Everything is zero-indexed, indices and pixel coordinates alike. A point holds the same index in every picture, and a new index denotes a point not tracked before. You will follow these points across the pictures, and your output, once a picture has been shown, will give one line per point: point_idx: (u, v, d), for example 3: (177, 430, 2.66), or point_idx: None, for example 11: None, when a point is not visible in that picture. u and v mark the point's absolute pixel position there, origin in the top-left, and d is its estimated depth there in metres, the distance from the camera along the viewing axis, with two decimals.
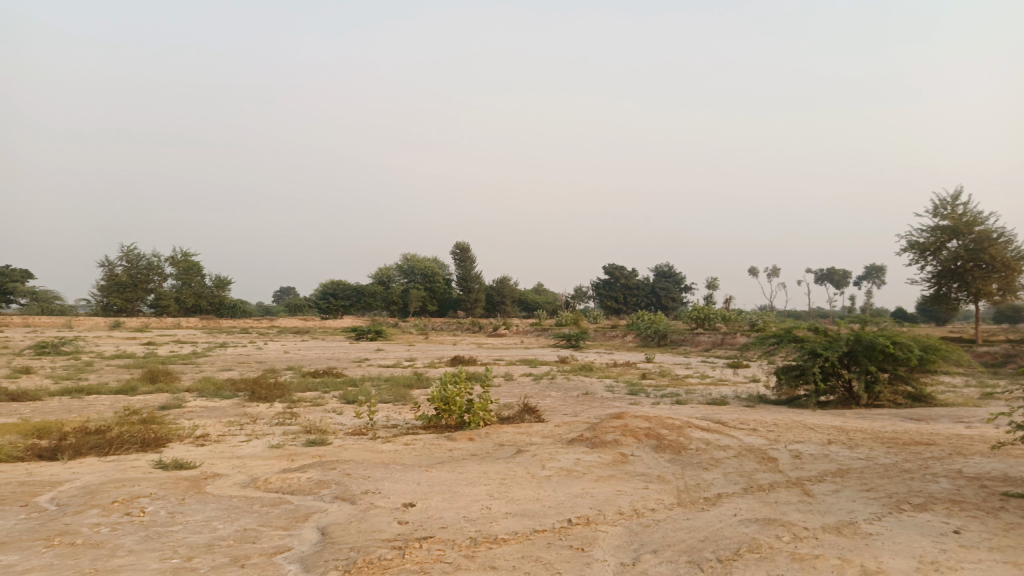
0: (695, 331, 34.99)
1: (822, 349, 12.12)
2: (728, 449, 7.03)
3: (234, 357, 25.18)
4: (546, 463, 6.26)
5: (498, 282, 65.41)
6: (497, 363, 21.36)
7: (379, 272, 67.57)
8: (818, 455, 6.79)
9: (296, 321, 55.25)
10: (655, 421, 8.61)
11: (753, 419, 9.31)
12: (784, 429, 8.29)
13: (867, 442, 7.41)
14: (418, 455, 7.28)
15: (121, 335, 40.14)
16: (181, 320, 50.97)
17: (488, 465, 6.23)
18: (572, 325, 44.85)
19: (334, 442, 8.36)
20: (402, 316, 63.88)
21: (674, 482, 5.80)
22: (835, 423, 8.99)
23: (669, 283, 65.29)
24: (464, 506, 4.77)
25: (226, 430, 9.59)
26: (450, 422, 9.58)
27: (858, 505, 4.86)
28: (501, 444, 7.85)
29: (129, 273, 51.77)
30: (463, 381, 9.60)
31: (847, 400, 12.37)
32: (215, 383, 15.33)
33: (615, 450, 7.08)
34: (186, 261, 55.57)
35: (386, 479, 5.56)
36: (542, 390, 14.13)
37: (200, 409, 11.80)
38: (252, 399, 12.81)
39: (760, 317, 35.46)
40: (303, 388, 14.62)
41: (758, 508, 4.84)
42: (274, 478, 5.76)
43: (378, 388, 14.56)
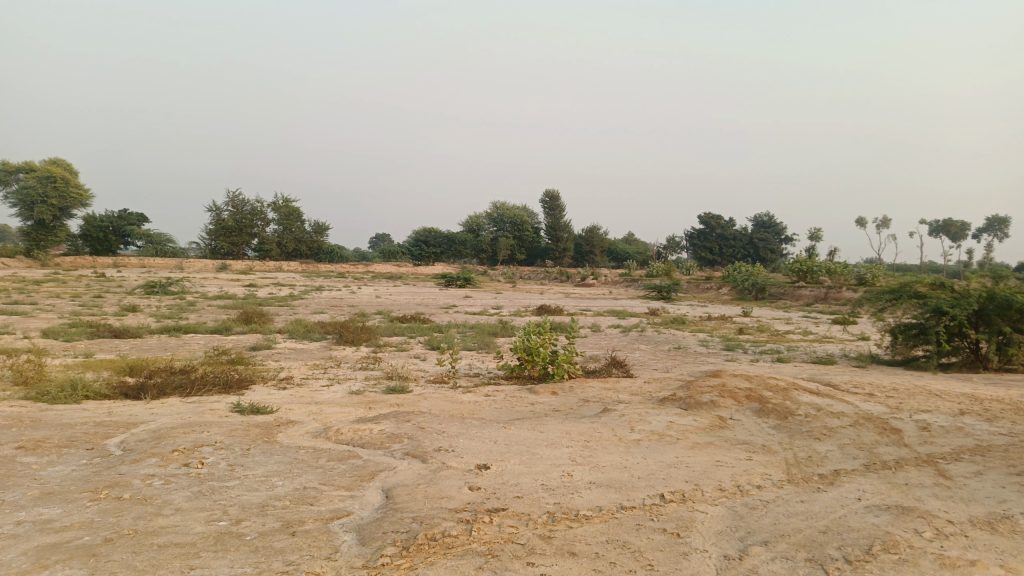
0: (795, 285, 33.15)
1: (948, 306, 10.91)
2: (843, 417, 6.26)
3: (328, 300, 25.69)
4: (635, 425, 5.70)
5: (589, 231, 64.35)
6: (585, 313, 20.77)
7: (471, 221, 67.93)
8: (950, 428, 5.93)
9: (389, 267, 56.23)
10: (756, 381, 7.87)
11: (868, 382, 8.41)
12: (905, 395, 7.40)
13: (1009, 414, 6.45)
14: (498, 409, 6.90)
15: (227, 277, 41.92)
16: (282, 264, 52.84)
17: (571, 424, 5.74)
18: (663, 276, 43.52)
19: (414, 391, 8.11)
20: (492, 264, 64.07)
21: (781, 453, 5.14)
22: (966, 390, 7.97)
23: (769, 235, 62.42)
24: (543, 472, 4.30)
25: (308, 374, 9.53)
26: (534, 374, 9.16)
27: (1012, 494, 4.07)
28: (587, 400, 7.35)
29: (234, 217, 53.89)
30: (547, 331, 9.11)
31: (974, 364, 11.15)
32: (306, 325, 15.51)
33: (712, 413, 6.44)
34: (287, 206, 57.23)
35: (461, 435, 5.17)
36: (632, 343, 13.50)
37: (288, 351, 11.90)
38: (338, 343, 12.83)
39: (869, 270, 33.20)
40: (390, 333, 14.56)
41: (886, 492, 4.14)
42: (346, 429, 5.48)
43: (462, 335, 14.32)
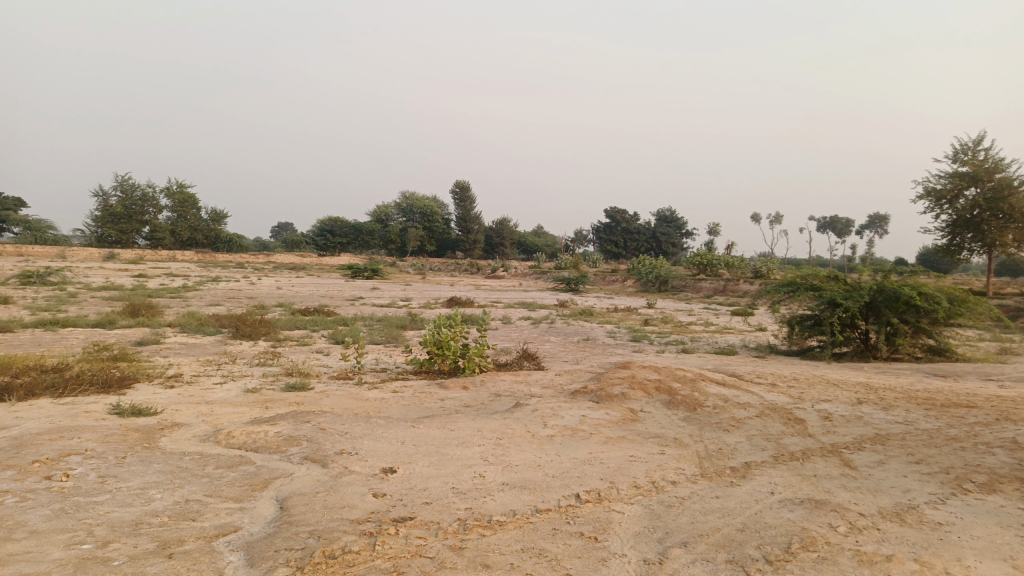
0: (696, 277, 34.23)
1: (842, 298, 11.39)
2: (749, 408, 6.33)
3: (225, 292, 24.46)
4: (548, 420, 5.53)
5: (499, 223, 64.44)
6: (494, 305, 20.64)
7: (378, 211, 66.72)
8: (850, 417, 6.08)
9: (292, 257, 54.41)
10: (664, 372, 7.91)
11: (770, 372, 8.63)
12: (806, 385, 7.60)
13: (902, 402, 6.71)
14: (405, 407, 6.61)
15: (114, 267, 39.33)
16: (177, 253, 50.15)
17: (482, 420, 5.52)
18: (571, 269, 44.06)
19: (316, 388, 7.69)
20: (400, 255, 63.12)
21: (693, 446, 5.10)
22: (860, 379, 8.29)
23: (671, 229, 64.39)
24: (453, 474, 4.06)
25: (200, 371, 8.90)
26: (444, 368, 8.89)
27: (914, 483, 4.15)
28: (498, 395, 7.16)
29: (123, 203, 50.70)
30: (458, 324, 8.87)
31: (864, 353, 11.71)
32: (200, 318, 14.62)
33: (623, 406, 6.38)
34: (182, 193, 54.35)
35: (365, 435, 4.86)
36: (541, 335, 13.43)
37: (178, 347, 11.13)
38: (235, 337, 12.13)
39: (764, 263, 34.68)
40: (291, 326, 13.93)
41: (797, 484, 4.14)
42: (238, 432, 5.05)
43: (369, 328, 13.86)
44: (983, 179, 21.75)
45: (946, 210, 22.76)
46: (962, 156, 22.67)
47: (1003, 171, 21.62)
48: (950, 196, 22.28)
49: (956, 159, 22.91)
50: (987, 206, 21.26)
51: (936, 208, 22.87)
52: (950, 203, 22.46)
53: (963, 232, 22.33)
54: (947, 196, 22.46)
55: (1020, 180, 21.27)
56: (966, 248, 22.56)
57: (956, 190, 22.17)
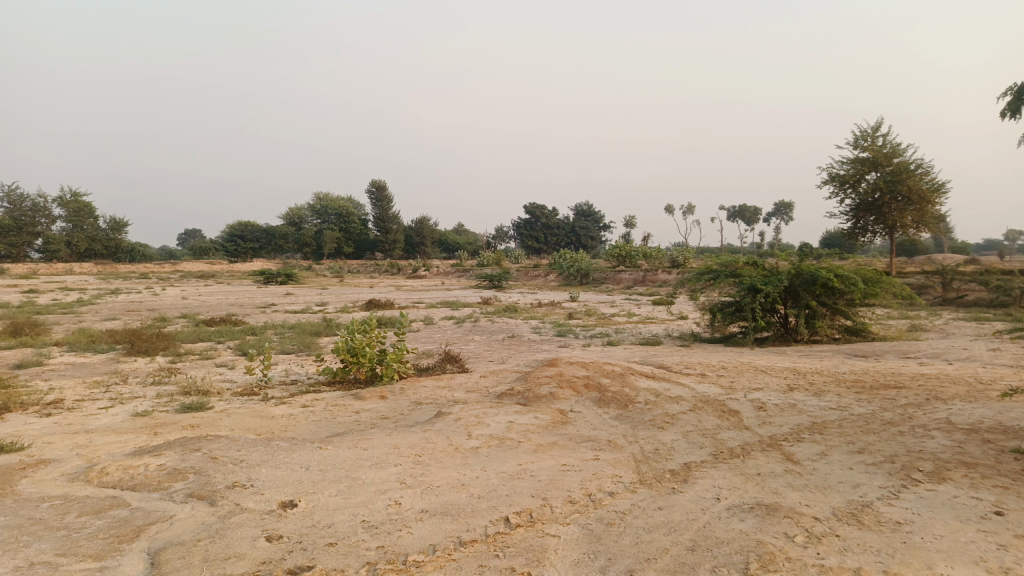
0: (616, 269, 34.51)
1: (763, 283, 11.39)
2: (681, 402, 6.04)
3: (125, 305, 22.86)
4: (472, 429, 5.06)
5: (417, 221, 63.51)
6: (415, 306, 20.02)
7: (291, 213, 64.64)
8: (784, 406, 5.87)
9: (200, 265, 51.96)
10: (592, 368, 7.57)
11: (699, 361, 8.44)
12: (735, 373, 7.41)
13: (832, 387, 6.57)
14: (316, 424, 6.03)
15: (2, 283, 36.40)
16: (74, 266, 47.03)
17: (400, 435, 5.01)
18: (493, 265, 43.74)
19: (216, 407, 6.98)
20: (317, 258, 61.32)
21: (628, 449, 4.73)
22: (786, 365, 8.19)
23: (589, 222, 65.07)
24: (364, 503, 3.55)
25: (85, 394, 8.00)
26: (359, 377, 8.31)
27: (862, 475, 3.91)
28: (418, 403, 6.66)
29: (11, 215, 47.20)
30: (372, 329, 8.29)
31: (785, 337, 11.78)
32: (91, 335, 13.44)
33: (552, 407, 5.98)
34: (77, 201, 51.04)
35: (265, 463, 4.27)
36: (464, 335, 12.97)
37: (64, 368, 10.08)
38: (130, 353, 11.14)
39: (681, 252, 35.26)
40: (194, 339, 12.96)
41: (742, 486, 3.82)
42: (113, 467, 4.36)
43: (280, 337, 13.05)
44: (883, 164, 22.58)
45: (850, 194, 23.54)
46: (863, 142, 23.49)
47: (900, 155, 22.49)
48: (853, 181, 23.04)
49: (858, 145, 23.71)
50: (888, 189, 22.09)
51: (840, 193, 23.63)
52: (853, 187, 23.22)
53: (866, 215, 23.14)
54: (850, 181, 23.20)
55: (916, 163, 22.19)
56: (869, 230, 23.39)
57: (858, 175, 22.93)
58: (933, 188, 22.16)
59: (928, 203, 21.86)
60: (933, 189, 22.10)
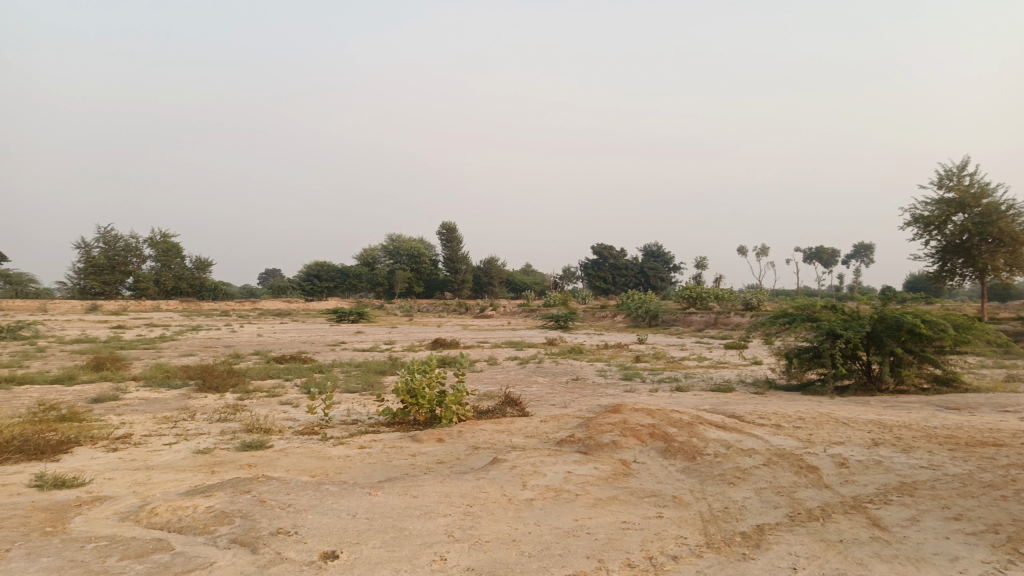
0: (686, 312, 33.72)
1: (842, 328, 10.78)
2: (754, 455, 5.65)
3: (202, 341, 23.62)
4: (527, 479, 4.83)
5: (486, 262, 64.02)
6: (481, 346, 19.95)
7: (364, 254, 66.20)
8: (869, 463, 5.41)
9: (277, 303, 53.59)
10: (658, 415, 7.22)
11: (773, 410, 7.97)
12: (813, 425, 6.93)
13: (922, 442, 6.04)
14: (371, 467, 5.90)
15: (94, 319, 38.36)
16: (160, 303, 49.22)
17: (453, 482, 4.82)
18: (561, 306, 43.50)
19: (275, 447, 6.97)
20: (388, 298, 62.43)
21: (695, 506, 4.40)
22: (869, 417, 7.62)
23: (658, 264, 64.19)
24: (408, 558, 3.36)
25: (153, 430, 8.14)
26: (419, 418, 8.19)
27: (961, 547, 3.48)
28: (476, 448, 6.47)
29: (106, 254, 49.95)
30: (433, 369, 8.18)
31: (868, 386, 11.09)
32: (167, 371, 13.85)
33: (614, 457, 5.69)
34: (165, 242, 53.65)
35: (312, 509, 4.14)
36: (527, 376, 12.75)
37: (137, 402, 10.35)
38: (200, 389, 11.37)
39: (754, 294, 34.23)
40: (263, 376, 13.18)
41: (821, 555, 3.45)
42: (163, 508, 4.32)
43: (345, 376, 13.12)
44: (971, 205, 21.42)
45: (935, 236, 22.38)
46: (948, 181, 22.40)
47: (989, 195, 21.31)
48: (939, 222, 21.92)
49: (943, 185, 22.63)
50: (978, 230, 20.90)
51: (925, 235, 22.50)
52: (938, 228, 22.09)
53: (954, 257, 21.93)
54: (935, 222, 22.09)
55: (1008, 203, 20.96)
56: (958, 273, 22.12)
57: (944, 216, 21.81)
58: None
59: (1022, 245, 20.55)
60: None
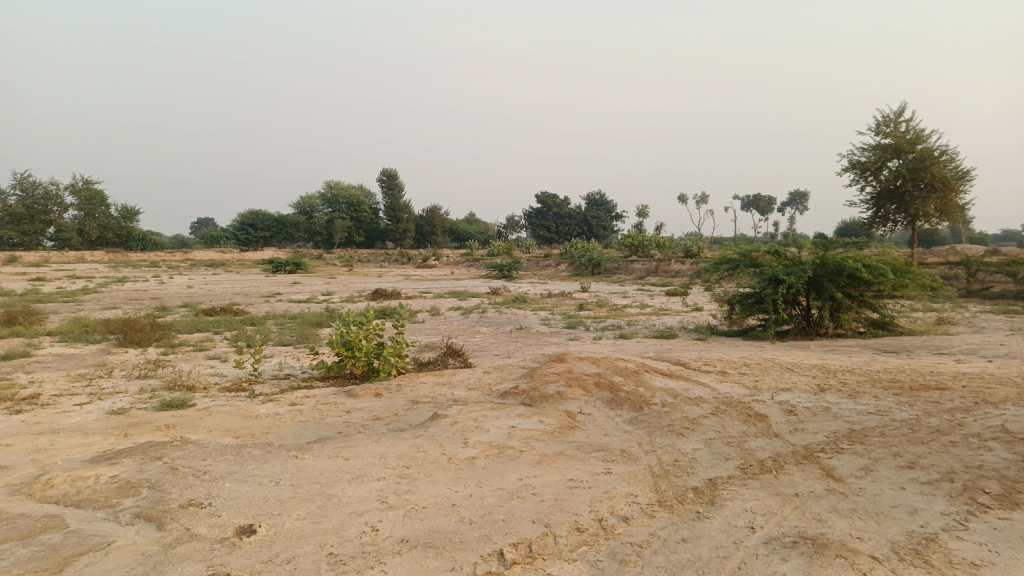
0: (629, 259, 33.88)
1: (785, 274, 10.76)
2: (702, 403, 5.48)
3: (129, 293, 22.48)
4: (468, 436, 4.53)
5: (428, 211, 63.00)
6: (423, 296, 19.49)
7: (302, 202, 64.25)
8: (817, 410, 5.30)
9: (211, 253, 51.68)
10: (603, 364, 7.00)
11: (718, 357, 7.87)
12: (759, 371, 6.83)
13: (867, 388, 5.99)
14: (301, 426, 5.51)
15: (11, 271, 36.22)
16: (85, 254, 46.82)
17: (389, 441, 4.49)
18: (504, 255, 43.22)
19: (199, 405, 6.50)
20: (327, 248, 61.00)
21: (644, 460, 4.18)
22: (813, 362, 7.59)
23: (601, 212, 64.32)
24: (334, 530, 3.03)
25: (64, 388, 7.55)
26: (355, 372, 7.81)
27: (919, 499, 3.35)
28: (415, 402, 6.15)
29: (23, 203, 47.03)
30: (369, 321, 7.76)
31: (807, 330, 11.19)
32: (86, 325, 13.02)
33: (559, 409, 5.44)
34: (88, 189, 50.82)
35: (230, 477, 3.75)
36: (470, 326, 12.45)
37: (50, 359, 9.63)
38: (121, 344, 10.70)
39: (695, 241, 34.56)
40: (191, 329, 12.50)
41: (779, 510, 3.27)
42: (59, 478, 3.84)
43: (280, 328, 12.57)
44: (906, 151, 21.78)
45: (870, 182, 22.76)
46: (885, 128, 22.69)
47: (923, 142, 21.67)
48: (874, 168, 22.25)
49: (879, 131, 22.93)
50: (911, 177, 21.30)
51: (861, 181, 22.86)
52: (874, 175, 22.44)
53: (887, 204, 22.37)
54: (870, 168, 22.41)
55: (941, 150, 21.37)
56: (891, 219, 22.63)
57: (880, 163, 22.14)
58: (957, 176, 21.35)
59: (952, 191, 21.07)
60: (958, 177, 21.29)
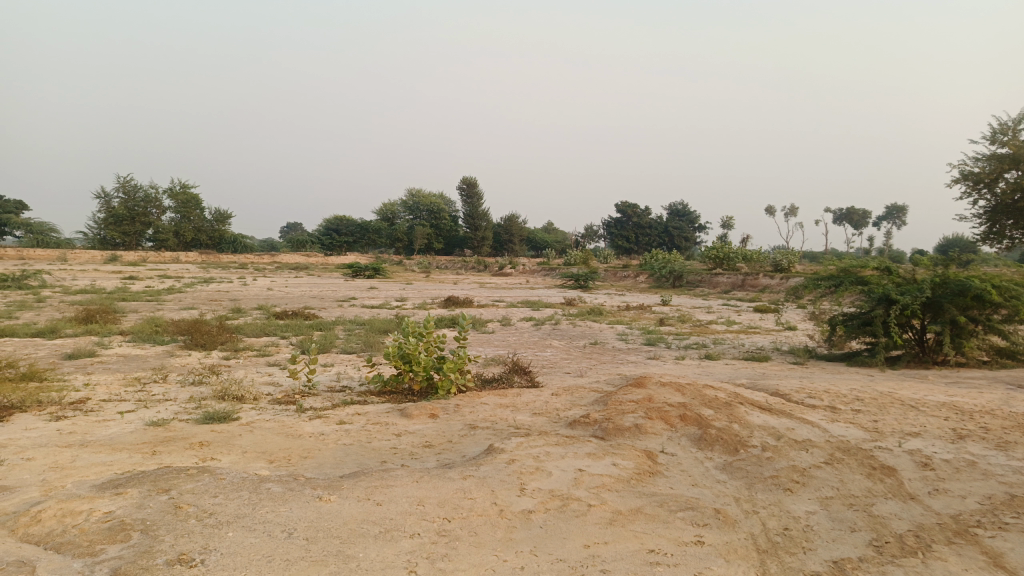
0: (712, 272, 32.39)
1: (899, 294, 9.53)
2: (812, 449, 4.55)
3: (212, 294, 22.82)
4: (527, 480, 3.78)
5: (507, 219, 62.81)
6: (495, 305, 18.87)
7: (384, 208, 65.17)
8: (959, 464, 4.29)
9: (297, 257, 52.88)
10: (689, 392, 6.11)
11: (822, 387, 6.85)
12: (876, 408, 5.79)
13: (1020, 437, 4.89)
14: (343, 451, 4.89)
15: (111, 269, 37.79)
16: (180, 255, 48.65)
17: (433, 481, 3.77)
18: (581, 265, 42.34)
19: (242, 420, 5.99)
20: (407, 254, 61.55)
21: (746, 526, 3.33)
22: (939, 398, 6.44)
23: (683, 223, 62.57)
24: None
25: (115, 393, 7.24)
26: (414, 388, 7.19)
27: None
28: (473, 427, 5.46)
29: (125, 205, 49.30)
30: (429, 333, 7.11)
31: (921, 358, 9.92)
32: (157, 325, 12.95)
33: (638, 448, 4.62)
34: (185, 193, 52.85)
35: (238, 522, 3.13)
36: (542, 339, 11.70)
37: (113, 360, 9.43)
38: (187, 347, 10.48)
39: (785, 255, 32.67)
40: (259, 333, 12.24)
41: None
42: (51, 510, 3.31)
43: (346, 335, 12.17)
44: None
45: (984, 195, 20.75)
46: (1001, 136, 20.63)
47: None
48: (989, 180, 20.25)
49: (996, 140, 20.89)
50: None
51: (973, 194, 20.88)
52: (988, 187, 20.43)
53: (1003, 219, 20.34)
54: (985, 180, 20.43)
55: None
56: (1007, 236, 20.59)
57: (996, 174, 20.13)
58: None
59: None
60: None
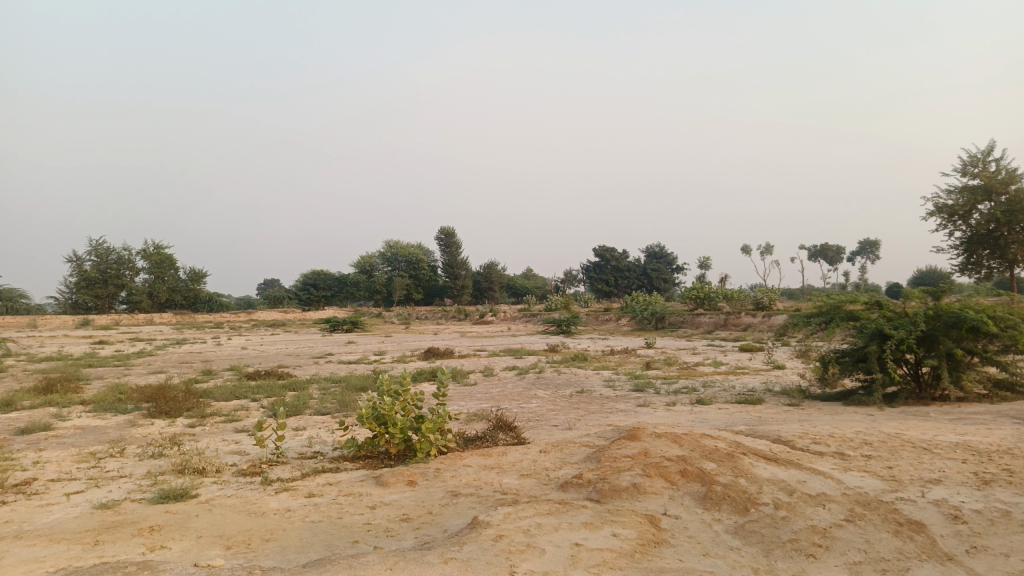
0: (694, 312, 32.17)
1: (892, 328, 9.24)
2: (829, 504, 4.14)
3: (184, 356, 22.07)
4: (517, 561, 3.32)
5: (487, 266, 62.64)
6: (476, 356, 18.36)
7: (362, 261, 64.75)
8: (993, 516, 3.88)
9: (274, 313, 52.04)
10: (687, 443, 5.67)
11: (826, 431, 6.44)
12: (888, 453, 5.39)
13: None
14: (311, 530, 4.39)
15: (81, 334, 36.79)
16: (154, 317, 47.64)
17: (409, 567, 3.29)
18: (562, 310, 41.98)
19: (201, 497, 5.45)
20: (386, 306, 60.92)
21: None
22: (950, 438, 6.06)
23: (661, 265, 62.76)
24: None
25: (64, 471, 6.64)
26: (391, 451, 6.68)
27: None
28: (455, 495, 4.97)
29: (97, 268, 48.40)
30: (406, 390, 6.63)
31: (919, 394, 9.58)
32: (122, 392, 12.29)
33: (638, 512, 4.16)
34: (159, 253, 52.10)
35: None
36: (525, 390, 11.22)
37: (69, 434, 8.80)
38: (150, 415, 9.87)
39: (766, 292, 32.59)
40: (229, 396, 11.64)
41: None
42: None
43: (321, 394, 11.61)
44: (998, 192, 19.84)
45: (959, 226, 20.81)
46: (972, 168, 20.82)
47: (1018, 182, 19.69)
48: (963, 212, 20.33)
49: (967, 172, 21.08)
50: (1005, 220, 19.30)
51: (948, 225, 20.93)
52: (962, 219, 20.51)
53: (979, 249, 20.35)
54: (959, 212, 20.50)
55: None
56: (984, 266, 20.59)
57: (969, 205, 20.22)
58: None
59: None
60: None
